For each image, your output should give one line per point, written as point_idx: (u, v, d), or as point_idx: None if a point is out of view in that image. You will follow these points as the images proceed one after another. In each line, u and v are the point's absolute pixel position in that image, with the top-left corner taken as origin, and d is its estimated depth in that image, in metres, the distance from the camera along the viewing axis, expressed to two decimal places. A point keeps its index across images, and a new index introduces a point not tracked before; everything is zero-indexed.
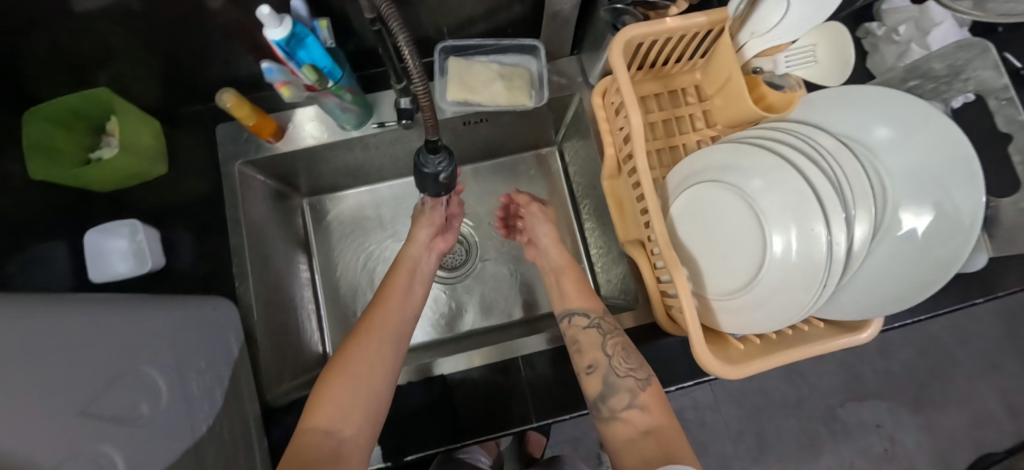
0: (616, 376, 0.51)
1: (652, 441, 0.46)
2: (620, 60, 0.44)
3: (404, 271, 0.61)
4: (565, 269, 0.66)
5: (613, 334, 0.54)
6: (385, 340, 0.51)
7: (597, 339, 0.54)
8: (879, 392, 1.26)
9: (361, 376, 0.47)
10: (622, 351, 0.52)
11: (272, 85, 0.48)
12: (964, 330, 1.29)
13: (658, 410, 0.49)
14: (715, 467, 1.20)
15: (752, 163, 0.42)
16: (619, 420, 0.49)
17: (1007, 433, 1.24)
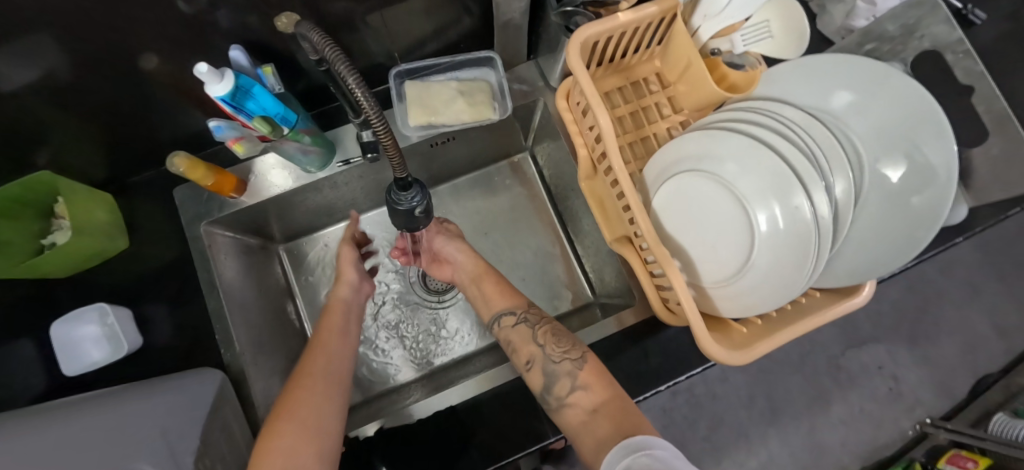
0: (552, 362, 0.51)
1: (601, 419, 0.46)
2: (577, 62, 0.43)
3: (335, 308, 0.60)
4: (482, 276, 0.67)
5: (540, 324, 0.57)
6: (329, 380, 0.50)
7: (526, 332, 0.57)
8: (876, 335, 1.29)
9: (310, 419, 0.44)
10: (552, 338, 0.54)
11: (226, 143, 0.47)
12: (945, 262, 1.34)
13: (600, 386, 0.48)
14: (733, 436, 1.21)
15: (724, 148, 0.41)
16: (567, 406, 0.48)
17: (999, 353, 1.29)
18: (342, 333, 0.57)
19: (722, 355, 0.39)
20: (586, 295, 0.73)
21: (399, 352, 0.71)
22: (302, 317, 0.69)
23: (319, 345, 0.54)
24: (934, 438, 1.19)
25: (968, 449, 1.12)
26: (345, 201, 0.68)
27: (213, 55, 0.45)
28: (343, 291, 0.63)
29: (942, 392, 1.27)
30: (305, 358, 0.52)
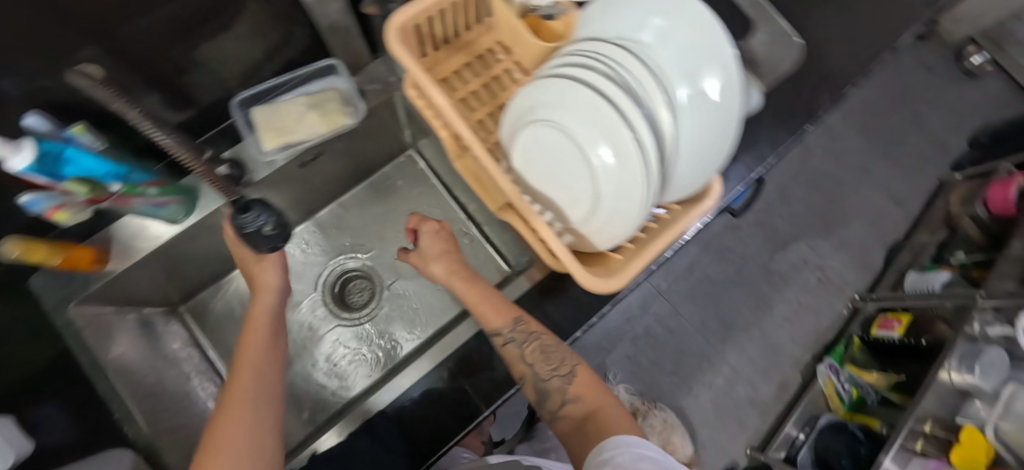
0: (543, 381, 0.56)
1: (592, 424, 0.53)
2: (401, 51, 0.44)
3: (254, 321, 0.56)
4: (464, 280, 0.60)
5: (529, 339, 0.55)
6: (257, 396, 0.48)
7: (515, 351, 0.55)
8: (796, 234, 1.40)
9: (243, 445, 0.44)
10: (541, 354, 0.55)
11: (42, 214, 0.45)
12: (836, 154, 1.49)
13: (589, 397, 0.56)
14: (698, 362, 1.28)
15: (549, 95, 0.43)
16: (561, 418, 0.56)
17: (899, 220, 1.46)
18: (269, 347, 0.54)
19: (592, 283, 0.41)
20: (504, 269, 0.73)
21: (339, 374, 0.70)
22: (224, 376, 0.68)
23: (245, 365, 0.51)
24: (863, 310, 1.32)
25: (893, 311, 1.24)
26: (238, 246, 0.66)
27: (11, 127, 0.42)
28: (262, 306, 0.57)
29: (863, 268, 1.40)
30: (227, 388, 0.48)
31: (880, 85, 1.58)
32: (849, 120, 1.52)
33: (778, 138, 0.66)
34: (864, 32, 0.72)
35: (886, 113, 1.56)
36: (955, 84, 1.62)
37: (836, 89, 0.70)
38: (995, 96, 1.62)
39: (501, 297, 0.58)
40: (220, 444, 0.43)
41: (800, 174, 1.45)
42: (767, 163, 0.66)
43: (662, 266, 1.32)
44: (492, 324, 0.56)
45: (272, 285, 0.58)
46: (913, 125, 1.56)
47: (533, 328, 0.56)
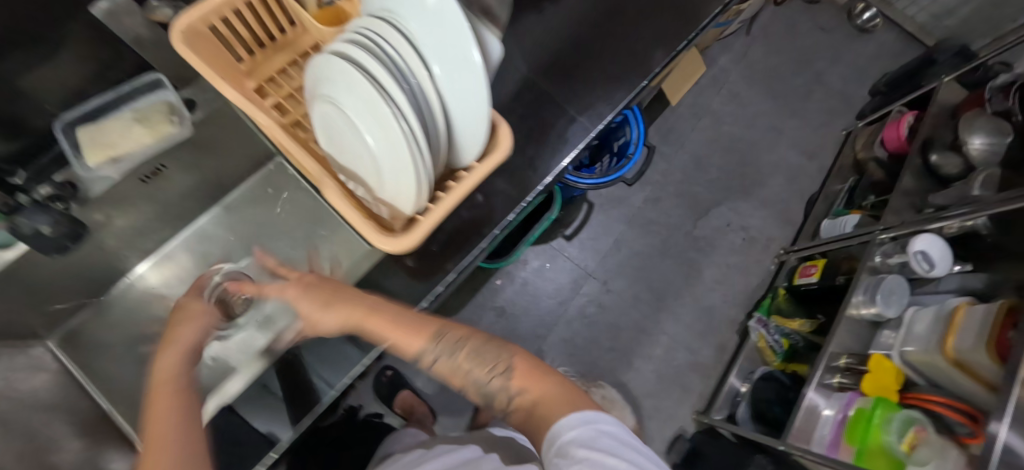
0: (484, 384, 0.46)
1: (540, 415, 0.41)
2: (187, 53, 0.47)
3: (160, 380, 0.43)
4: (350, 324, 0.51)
5: (458, 346, 0.49)
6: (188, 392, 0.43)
7: (446, 362, 0.49)
8: (716, 198, 1.44)
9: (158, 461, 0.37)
10: (476, 358, 0.48)
11: None
12: (745, 117, 1.54)
13: (535, 385, 0.44)
14: (635, 336, 1.29)
15: (320, 74, 0.44)
16: (512, 417, 0.45)
17: (812, 173, 1.52)
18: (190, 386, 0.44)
19: (390, 246, 0.45)
20: None
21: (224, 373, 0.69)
22: (101, 403, 0.68)
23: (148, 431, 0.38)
24: (787, 263, 1.35)
25: (811, 259, 1.29)
26: (98, 268, 0.68)
27: None
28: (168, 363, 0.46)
29: (784, 223, 1.45)
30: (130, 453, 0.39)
31: (781, 47, 1.65)
32: (753, 83, 1.58)
33: (615, 98, 0.69)
34: None
35: (789, 74, 1.62)
36: (851, 40, 1.69)
37: (670, 45, 0.74)
38: (891, 46, 1.70)
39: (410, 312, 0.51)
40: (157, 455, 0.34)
41: (713, 139, 1.49)
42: (607, 120, 0.68)
43: (588, 247, 1.34)
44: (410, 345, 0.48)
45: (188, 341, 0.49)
46: (816, 83, 1.63)
47: (458, 332, 0.49)
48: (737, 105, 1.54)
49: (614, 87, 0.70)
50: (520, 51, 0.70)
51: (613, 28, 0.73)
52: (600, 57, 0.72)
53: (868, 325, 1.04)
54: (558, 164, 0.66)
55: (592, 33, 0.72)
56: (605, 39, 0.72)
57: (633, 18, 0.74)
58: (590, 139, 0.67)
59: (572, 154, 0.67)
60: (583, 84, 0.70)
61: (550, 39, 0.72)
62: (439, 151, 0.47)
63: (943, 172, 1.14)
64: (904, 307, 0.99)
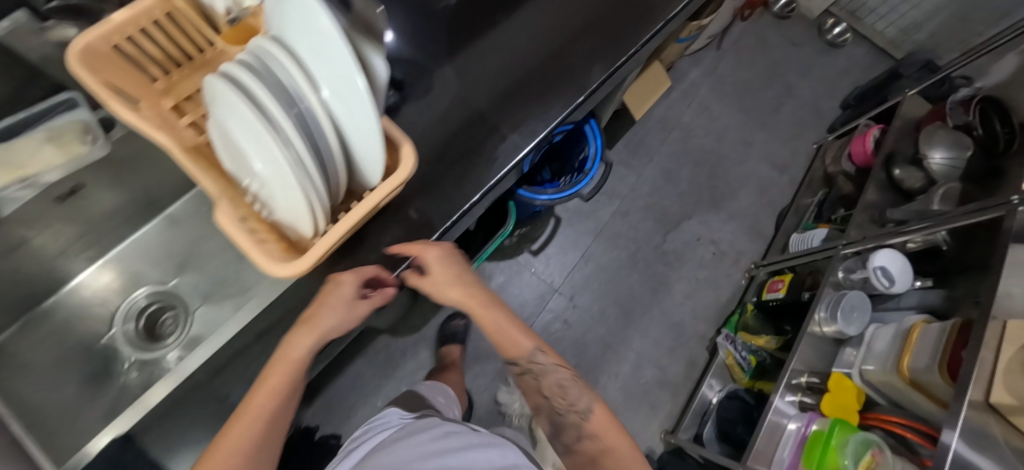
0: (560, 415, 0.59)
1: (605, 454, 0.53)
2: (82, 71, 0.45)
3: (282, 362, 0.50)
4: (466, 303, 0.60)
5: (548, 373, 0.62)
6: (275, 405, 0.49)
7: (532, 381, 0.63)
8: (685, 211, 1.42)
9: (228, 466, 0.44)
10: (557, 388, 0.61)
11: None
12: (714, 130, 1.53)
13: (608, 433, 0.56)
14: (602, 352, 1.27)
15: (208, 94, 0.43)
16: (576, 451, 0.56)
17: (784, 186, 1.51)
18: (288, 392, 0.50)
19: (280, 271, 0.43)
20: None
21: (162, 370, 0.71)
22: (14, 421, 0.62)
23: (249, 407, 0.48)
24: (757, 278, 1.33)
25: (780, 274, 1.28)
26: (16, 289, 0.67)
27: None
28: (295, 350, 0.51)
29: (755, 237, 1.43)
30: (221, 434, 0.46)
31: (751, 61, 1.65)
32: (723, 97, 1.58)
33: (548, 114, 0.69)
34: (631, 8, 0.78)
35: (759, 88, 1.62)
36: (822, 54, 1.71)
37: (607, 61, 0.74)
38: (862, 60, 1.71)
39: (517, 324, 0.62)
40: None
41: (684, 153, 1.48)
42: (540, 137, 0.68)
43: (555, 261, 1.32)
44: (516, 350, 0.62)
45: (321, 332, 0.51)
46: (787, 96, 1.63)
47: (551, 361, 0.62)
48: (707, 118, 1.54)
49: (547, 103, 0.70)
50: (454, 68, 0.70)
51: (549, 45, 0.73)
52: (535, 72, 0.71)
53: (832, 343, 1.02)
54: (488, 181, 0.66)
55: (527, 49, 0.72)
56: (541, 55, 0.72)
57: (570, 34, 0.74)
58: (522, 156, 0.66)
59: (502, 171, 0.66)
60: (516, 100, 0.69)
61: (485, 55, 0.71)
62: (337, 174, 0.46)
63: (906, 186, 1.13)
64: (866, 325, 0.97)
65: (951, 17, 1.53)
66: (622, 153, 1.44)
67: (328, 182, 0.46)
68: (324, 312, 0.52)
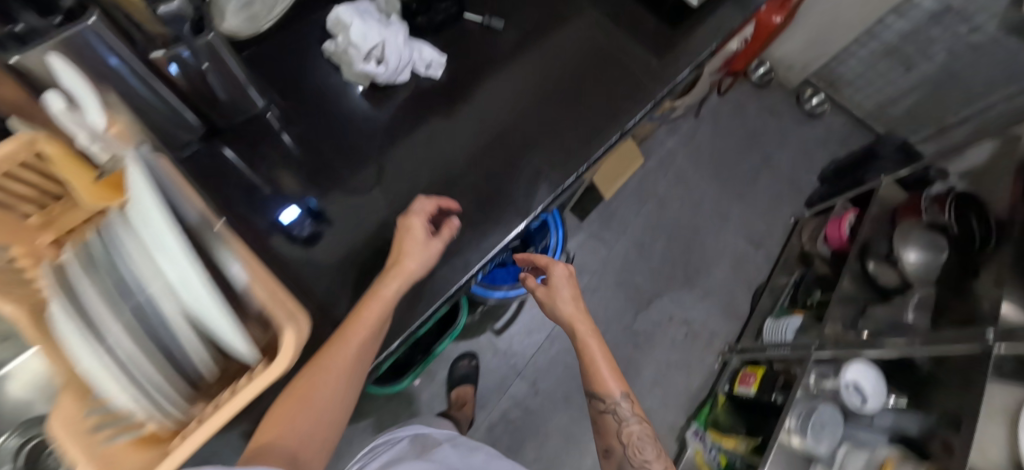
0: (632, 464, 0.78)
1: None
2: None
3: (375, 300, 0.54)
4: (575, 322, 0.79)
5: (629, 425, 0.79)
6: (359, 349, 0.54)
7: (612, 422, 0.80)
8: (657, 289, 1.37)
9: (313, 395, 0.52)
10: (636, 437, 0.78)
11: None
12: (691, 201, 1.49)
13: None
14: (564, 444, 1.20)
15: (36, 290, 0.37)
16: None
17: (760, 262, 1.46)
18: (372, 333, 0.54)
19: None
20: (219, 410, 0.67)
21: None
22: None
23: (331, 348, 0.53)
24: (730, 364, 1.28)
25: (754, 364, 1.21)
26: None
27: None
28: (389, 284, 0.55)
29: (730, 317, 1.38)
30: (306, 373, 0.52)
31: (729, 130, 1.62)
32: (701, 167, 1.54)
33: (488, 243, 0.65)
34: (583, 118, 0.75)
35: (736, 157, 1.59)
36: (800, 123, 1.71)
37: (555, 182, 0.70)
38: (839, 132, 1.72)
39: (611, 367, 0.79)
40: (293, 411, 0.51)
41: (658, 227, 1.43)
42: (472, 273, 0.63)
43: (518, 342, 1.25)
44: (607, 389, 0.79)
45: (409, 275, 0.56)
46: (765, 166, 1.60)
47: (634, 410, 0.79)
48: (683, 188, 1.50)
49: (487, 229, 0.65)
50: (384, 190, 0.66)
51: (491, 162, 0.69)
52: (475, 195, 0.67)
53: (803, 459, 0.95)
54: (412, 323, 0.60)
55: (470, 169, 0.68)
56: (482, 174, 0.68)
57: (516, 152, 0.70)
58: (448, 296, 0.61)
59: (431, 309, 0.61)
60: (452, 227, 0.65)
61: (420, 175, 0.67)
62: (193, 362, 0.40)
63: (881, 282, 1.10)
64: (838, 442, 0.92)
65: (926, 95, 1.53)
66: (594, 226, 1.39)
67: (179, 372, 0.40)
68: (406, 261, 0.56)
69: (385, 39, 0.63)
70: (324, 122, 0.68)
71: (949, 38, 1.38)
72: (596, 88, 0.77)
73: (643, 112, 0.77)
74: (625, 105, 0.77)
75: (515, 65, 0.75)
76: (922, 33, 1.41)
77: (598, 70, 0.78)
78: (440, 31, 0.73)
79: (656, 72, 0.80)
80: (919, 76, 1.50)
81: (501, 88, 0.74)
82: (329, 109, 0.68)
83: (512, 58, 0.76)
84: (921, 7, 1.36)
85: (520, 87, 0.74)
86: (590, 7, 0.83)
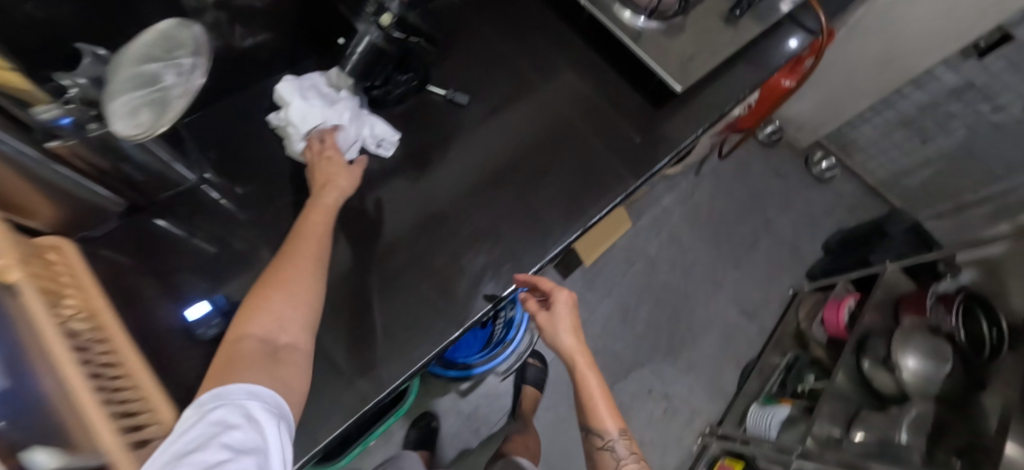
0: None
1: None
2: None
3: (317, 211, 0.55)
4: (573, 354, 0.66)
5: (627, 460, 0.68)
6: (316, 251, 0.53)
7: (609, 459, 0.68)
8: (638, 358, 1.29)
9: (287, 290, 0.48)
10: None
11: None
12: (683, 264, 1.41)
13: None
14: None
15: None
16: None
17: (751, 335, 1.38)
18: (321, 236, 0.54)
19: None
20: None
21: None
22: None
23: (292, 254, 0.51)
24: (708, 449, 1.19)
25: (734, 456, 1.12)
26: None
27: None
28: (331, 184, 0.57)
29: (713, 394, 1.29)
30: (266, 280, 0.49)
31: (730, 189, 1.55)
32: (697, 228, 1.46)
33: (417, 351, 0.59)
34: (543, 201, 0.69)
35: (735, 219, 1.51)
36: (807, 187, 1.62)
37: (502, 282, 0.63)
38: (847, 199, 1.63)
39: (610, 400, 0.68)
40: (260, 314, 0.47)
41: (644, 291, 1.35)
42: (391, 389, 0.56)
43: (482, 407, 1.19)
44: (603, 425, 0.67)
45: (344, 189, 0.58)
46: (765, 231, 1.52)
47: (631, 446, 0.68)
48: (675, 250, 1.42)
49: (415, 336, 0.59)
50: None
51: (431, 255, 0.63)
52: (409, 293, 0.61)
53: None
54: (318, 445, 0.53)
55: (407, 262, 0.63)
56: (420, 269, 0.63)
57: (461, 243, 0.64)
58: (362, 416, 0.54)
59: (339, 426, 0.54)
60: (377, 330, 0.58)
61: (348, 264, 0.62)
62: None
63: (876, 385, 1.01)
64: None
65: (944, 171, 1.44)
66: (577, 284, 1.31)
67: None
68: (338, 175, 0.58)
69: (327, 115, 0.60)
70: (261, 204, 0.65)
71: (970, 115, 1.30)
72: (561, 171, 0.71)
73: (612, 202, 0.70)
74: (592, 194, 0.71)
75: (475, 137, 0.71)
76: (940, 107, 1.33)
77: (566, 150, 0.73)
78: (398, 104, 0.69)
79: (630, 159, 0.74)
80: (937, 150, 1.41)
81: (455, 161, 0.69)
82: (270, 193, 0.65)
83: (472, 135, 0.71)
84: (941, 80, 1.28)
85: (476, 161, 0.70)
86: (567, 80, 0.78)
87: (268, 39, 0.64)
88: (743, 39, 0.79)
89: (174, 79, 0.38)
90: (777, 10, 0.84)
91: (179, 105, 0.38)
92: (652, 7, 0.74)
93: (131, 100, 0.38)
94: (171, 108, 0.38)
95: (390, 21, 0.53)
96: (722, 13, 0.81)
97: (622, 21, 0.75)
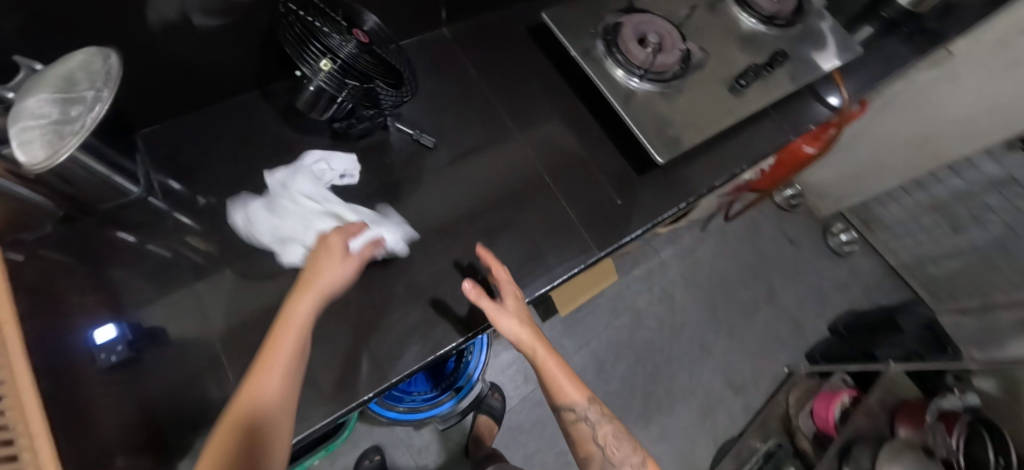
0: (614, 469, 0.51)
1: None
2: None
3: (290, 324, 0.45)
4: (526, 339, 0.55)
5: (604, 421, 0.54)
6: (292, 361, 0.44)
7: (586, 432, 0.53)
8: None
9: (257, 420, 0.40)
10: (615, 442, 0.52)
11: None
12: (671, 325, 1.33)
13: None
14: None
15: None
16: None
17: (734, 412, 1.28)
18: (302, 344, 0.45)
19: None
20: None
21: None
22: None
23: (270, 364, 0.43)
24: None
25: None
26: None
27: None
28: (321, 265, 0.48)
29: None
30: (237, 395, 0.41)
31: (735, 252, 1.46)
32: (692, 288, 1.39)
33: (315, 415, 0.52)
34: (496, 257, 0.64)
35: (736, 284, 1.42)
36: (821, 259, 1.52)
37: (427, 347, 0.58)
38: (864, 279, 1.52)
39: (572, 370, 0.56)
40: (224, 446, 0.39)
41: (625, 346, 1.28)
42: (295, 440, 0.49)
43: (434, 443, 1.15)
44: (568, 393, 0.54)
45: (330, 287, 0.48)
46: (767, 301, 1.42)
47: (605, 409, 0.55)
48: (666, 308, 1.35)
49: (314, 398, 0.52)
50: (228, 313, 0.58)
51: (361, 302, 0.58)
52: (325, 344, 0.55)
53: None
54: None
55: (329, 310, 0.57)
56: (343, 317, 0.57)
57: (395, 295, 0.60)
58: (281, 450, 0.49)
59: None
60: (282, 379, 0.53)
61: (272, 299, 0.59)
62: None
63: None
64: None
65: (975, 265, 1.32)
66: (555, 330, 1.26)
67: None
68: (327, 273, 0.49)
69: (322, 219, 0.61)
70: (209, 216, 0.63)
71: (1009, 211, 1.17)
72: (520, 231, 0.67)
73: (569, 271, 0.66)
74: (550, 258, 0.66)
75: (437, 183, 0.68)
76: (976, 198, 1.21)
77: (531, 208, 0.69)
78: (360, 138, 0.68)
79: (598, 226, 0.70)
80: (969, 242, 1.29)
81: (412, 205, 0.66)
82: (216, 208, 0.63)
83: (432, 181, 0.68)
84: (981, 170, 1.17)
85: (430, 207, 0.67)
86: (546, 132, 0.75)
87: (240, 60, 0.63)
88: (743, 111, 0.73)
89: (80, 110, 0.39)
90: (788, 83, 0.78)
91: (77, 136, 0.38)
92: (647, 67, 0.71)
93: (25, 129, 0.37)
94: (66, 141, 0.38)
95: (330, 67, 0.52)
96: (727, 80, 0.76)
97: (613, 79, 0.71)
